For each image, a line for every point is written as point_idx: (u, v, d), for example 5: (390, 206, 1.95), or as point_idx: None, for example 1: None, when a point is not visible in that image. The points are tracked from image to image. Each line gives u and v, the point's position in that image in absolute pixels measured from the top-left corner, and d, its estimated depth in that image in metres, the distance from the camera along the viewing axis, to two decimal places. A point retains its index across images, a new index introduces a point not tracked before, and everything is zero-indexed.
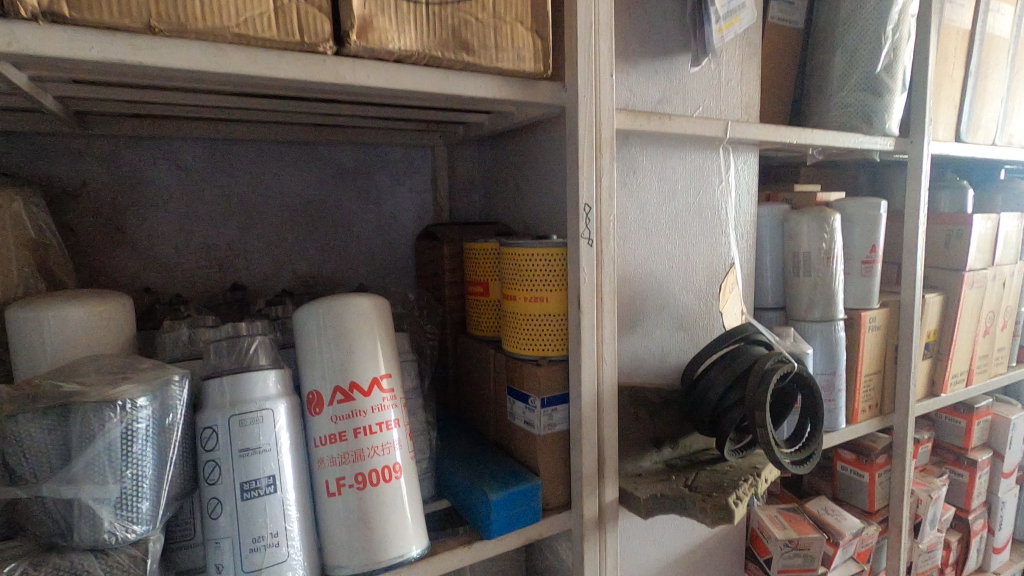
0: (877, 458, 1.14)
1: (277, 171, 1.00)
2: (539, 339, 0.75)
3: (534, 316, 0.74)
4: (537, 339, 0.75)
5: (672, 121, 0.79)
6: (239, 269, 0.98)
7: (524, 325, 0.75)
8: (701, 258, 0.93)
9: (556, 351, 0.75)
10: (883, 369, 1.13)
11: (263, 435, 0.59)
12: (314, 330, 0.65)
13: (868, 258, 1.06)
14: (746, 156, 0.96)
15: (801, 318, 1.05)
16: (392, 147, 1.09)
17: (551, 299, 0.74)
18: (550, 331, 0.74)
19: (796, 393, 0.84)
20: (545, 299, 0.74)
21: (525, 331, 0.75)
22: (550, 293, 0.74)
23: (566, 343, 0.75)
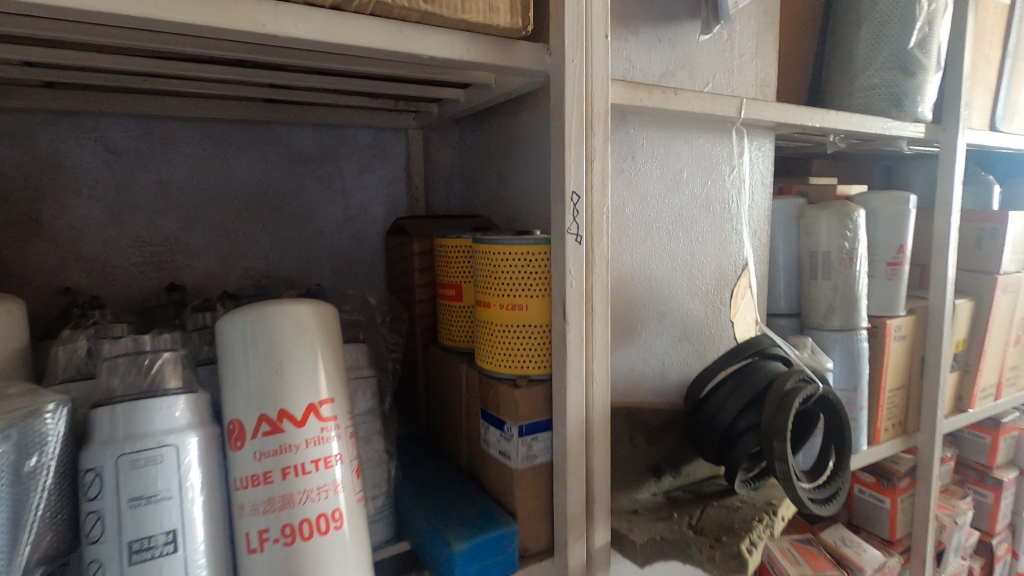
0: (899, 483, 1.03)
1: (225, 154, 0.87)
2: (517, 354, 0.63)
3: (512, 327, 0.63)
4: (515, 355, 0.63)
5: (677, 96, 0.67)
6: (179, 268, 0.85)
7: (500, 337, 0.63)
8: (708, 258, 0.81)
9: (537, 369, 0.63)
10: (908, 383, 1.01)
11: (161, 480, 0.47)
12: (238, 346, 0.53)
13: (895, 259, 0.94)
14: (760, 141, 0.84)
15: (819, 326, 0.94)
16: (359, 130, 0.96)
17: (532, 306, 0.62)
18: (532, 345, 0.63)
19: (818, 416, 0.72)
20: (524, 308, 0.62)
21: (502, 345, 0.63)
22: (532, 299, 0.62)
23: (550, 360, 0.63)
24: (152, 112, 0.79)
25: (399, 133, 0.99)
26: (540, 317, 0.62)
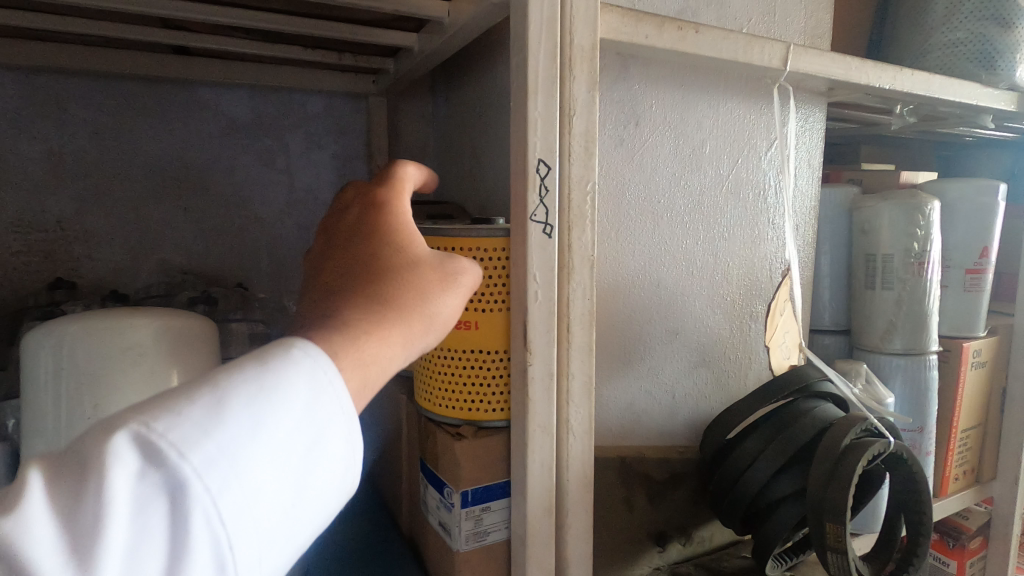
0: (970, 544, 0.84)
1: (134, 119, 0.71)
2: (463, 389, 0.46)
3: (458, 352, 0.45)
4: (463, 390, 0.46)
5: (698, 35, 0.49)
6: (76, 259, 0.69)
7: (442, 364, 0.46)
8: (736, 259, 0.62)
9: (487, 412, 0.46)
10: (987, 421, 0.81)
11: None
12: (47, 372, 0.38)
13: (977, 265, 0.74)
14: (807, 108, 0.64)
15: (874, 349, 0.74)
16: (309, 95, 0.79)
17: (485, 324, 0.44)
18: (484, 377, 0.45)
19: (883, 477, 0.53)
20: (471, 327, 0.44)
21: (446, 374, 0.46)
22: (485, 313, 0.44)
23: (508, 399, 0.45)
24: (34, 64, 0.63)
25: (360, 100, 0.82)
26: (496, 339, 0.44)
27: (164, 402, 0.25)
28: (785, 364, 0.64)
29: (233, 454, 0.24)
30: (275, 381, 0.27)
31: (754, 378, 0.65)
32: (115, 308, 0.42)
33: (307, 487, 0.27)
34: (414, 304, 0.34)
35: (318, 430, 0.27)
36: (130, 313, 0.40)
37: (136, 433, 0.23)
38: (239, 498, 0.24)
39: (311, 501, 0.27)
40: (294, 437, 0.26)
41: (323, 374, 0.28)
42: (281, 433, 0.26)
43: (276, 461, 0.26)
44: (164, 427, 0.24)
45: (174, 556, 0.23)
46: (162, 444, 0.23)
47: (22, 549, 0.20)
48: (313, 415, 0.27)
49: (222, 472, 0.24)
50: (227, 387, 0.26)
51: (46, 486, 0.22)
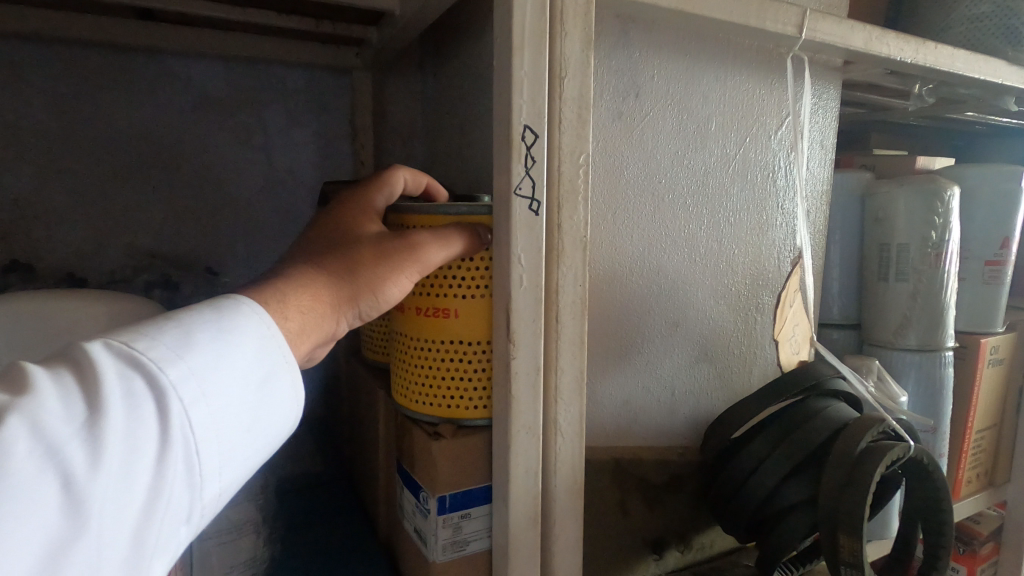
0: (982, 549, 0.80)
1: (95, 90, 0.66)
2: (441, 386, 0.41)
3: (430, 342, 0.41)
4: (436, 384, 0.41)
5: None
6: (34, 239, 0.65)
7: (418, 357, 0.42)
8: (744, 246, 0.57)
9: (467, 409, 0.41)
10: (1002, 421, 0.77)
11: None
12: None
13: (997, 257, 0.70)
14: (821, 83, 0.60)
15: (886, 344, 0.70)
16: (288, 69, 0.74)
17: (461, 312, 0.40)
18: (460, 369, 0.40)
19: (899, 481, 0.49)
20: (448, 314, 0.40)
21: (419, 367, 0.42)
22: (456, 299, 0.40)
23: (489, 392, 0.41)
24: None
25: (343, 75, 0.77)
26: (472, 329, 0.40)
27: (135, 329, 0.27)
28: (796, 361, 0.57)
29: (206, 375, 0.26)
30: (234, 321, 0.29)
31: (759, 374, 0.60)
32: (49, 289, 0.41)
33: (264, 416, 0.29)
34: (356, 277, 0.35)
35: (274, 368, 0.29)
36: (59, 294, 0.40)
37: (115, 348, 0.25)
38: (210, 411, 0.26)
39: (264, 432, 0.29)
40: (251, 372, 0.28)
41: (268, 324, 0.30)
42: (242, 364, 0.28)
43: (240, 385, 0.28)
44: (144, 346, 0.26)
45: (163, 450, 0.24)
46: (143, 357, 0.25)
47: (33, 421, 0.22)
48: (266, 358, 0.29)
49: (197, 385, 0.26)
50: (190, 324, 0.28)
51: (33, 379, 0.24)
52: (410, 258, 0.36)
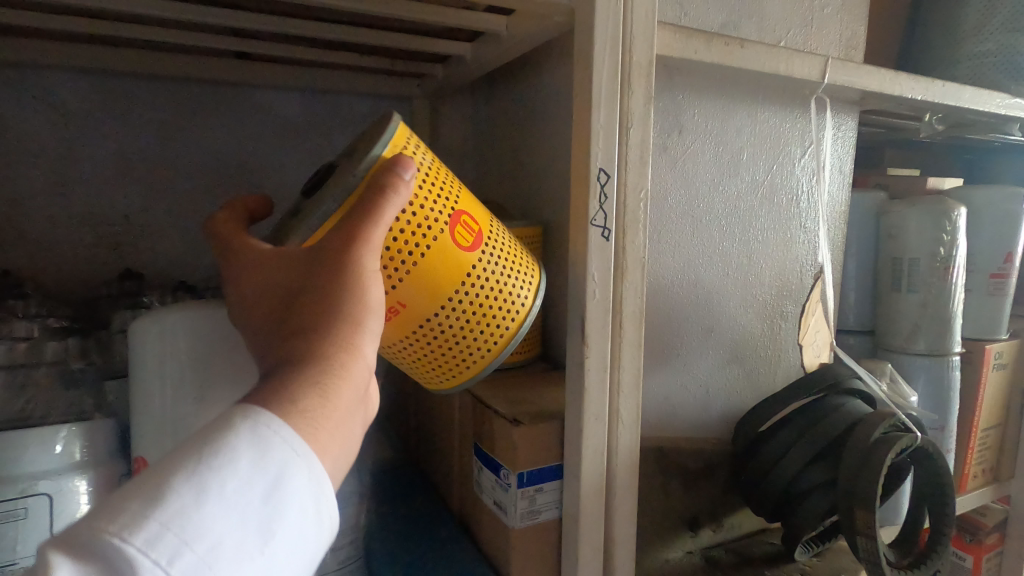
0: (987, 539, 0.86)
1: (195, 119, 0.74)
2: (454, 350, 0.44)
3: (410, 333, 0.43)
4: (443, 365, 0.45)
5: (744, 49, 0.52)
6: (139, 251, 0.73)
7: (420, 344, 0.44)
8: (770, 262, 0.65)
9: (488, 351, 0.45)
10: (1005, 422, 0.83)
11: (23, 542, 0.36)
12: (150, 360, 0.41)
13: (1001, 270, 0.76)
14: (841, 117, 0.67)
15: (898, 349, 0.77)
16: (357, 98, 0.82)
17: (403, 299, 0.40)
18: (453, 346, 0.44)
19: (907, 469, 0.56)
20: (413, 294, 0.41)
21: (417, 365, 0.45)
22: (399, 288, 0.40)
23: (492, 320, 0.44)
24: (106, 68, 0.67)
25: (405, 103, 0.85)
26: (431, 309, 0.42)
27: (108, 499, 0.24)
28: (817, 361, 0.69)
29: (186, 524, 0.24)
30: (209, 454, 0.26)
31: (783, 375, 0.68)
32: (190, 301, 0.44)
33: (284, 521, 0.27)
34: (325, 325, 0.32)
35: (277, 472, 0.27)
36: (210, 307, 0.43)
37: (75, 537, 0.23)
38: (213, 550, 0.24)
39: (288, 542, 0.27)
40: (257, 473, 0.26)
41: (265, 429, 0.27)
42: (232, 489, 0.25)
43: (238, 510, 0.25)
44: (108, 523, 0.23)
45: None
46: (106, 536, 0.23)
47: None
48: (260, 470, 0.26)
49: (179, 541, 0.23)
50: (159, 478, 0.25)
51: None
52: (354, 248, 0.33)
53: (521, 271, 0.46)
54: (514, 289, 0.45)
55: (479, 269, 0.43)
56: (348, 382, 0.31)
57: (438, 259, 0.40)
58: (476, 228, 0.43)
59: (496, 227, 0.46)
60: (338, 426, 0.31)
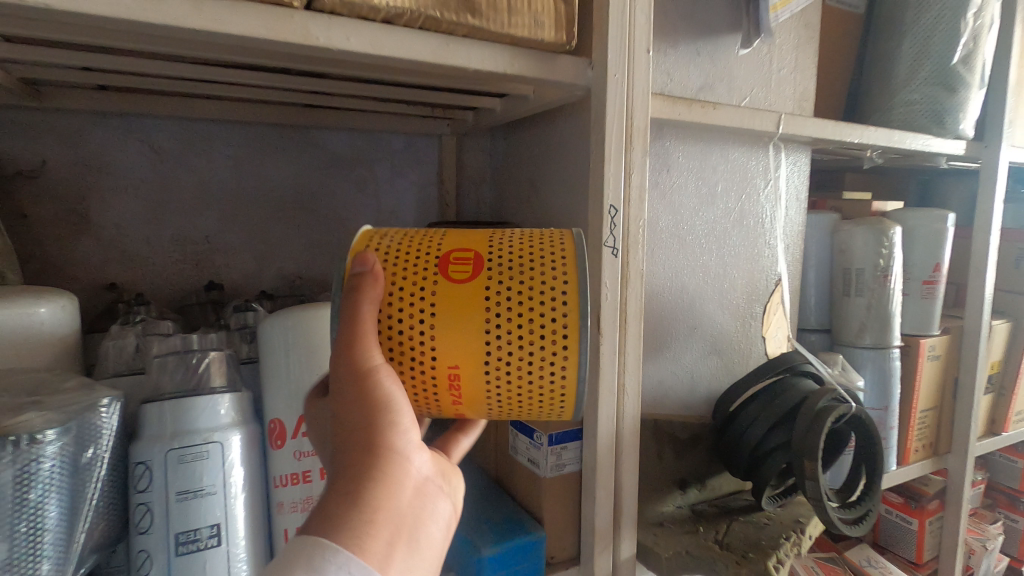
0: (928, 504, 1.03)
1: (262, 155, 0.87)
2: (531, 368, 0.44)
3: (486, 380, 0.44)
4: (546, 390, 0.45)
5: (716, 111, 0.68)
6: (216, 266, 0.86)
7: (509, 381, 0.44)
8: (741, 272, 0.80)
9: (562, 347, 0.44)
10: (941, 404, 0.99)
11: (207, 475, 0.49)
12: (279, 349, 0.55)
13: (931, 278, 0.93)
14: (796, 155, 0.83)
15: (849, 343, 0.93)
16: (395, 135, 0.97)
17: (448, 357, 0.43)
18: (532, 370, 0.44)
19: (849, 434, 0.72)
20: (457, 345, 0.43)
21: (530, 409, 0.46)
22: (437, 351, 0.43)
23: (543, 308, 0.43)
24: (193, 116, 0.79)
25: (433, 138, 1.00)
26: (478, 347, 0.43)
27: None
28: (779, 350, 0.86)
29: None
30: None
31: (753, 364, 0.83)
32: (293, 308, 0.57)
33: None
34: (353, 446, 0.40)
35: None
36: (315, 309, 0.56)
37: None
38: None
39: None
40: None
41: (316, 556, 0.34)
42: None
43: None
44: None
45: None
46: None
47: None
48: None
49: None
50: None
51: None
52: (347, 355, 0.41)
53: (543, 250, 0.45)
54: (549, 278, 0.44)
55: (497, 276, 0.44)
56: (381, 480, 0.39)
57: (446, 300, 0.43)
58: (471, 251, 0.45)
59: (499, 236, 0.47)
60: (387, 523, 0.38)
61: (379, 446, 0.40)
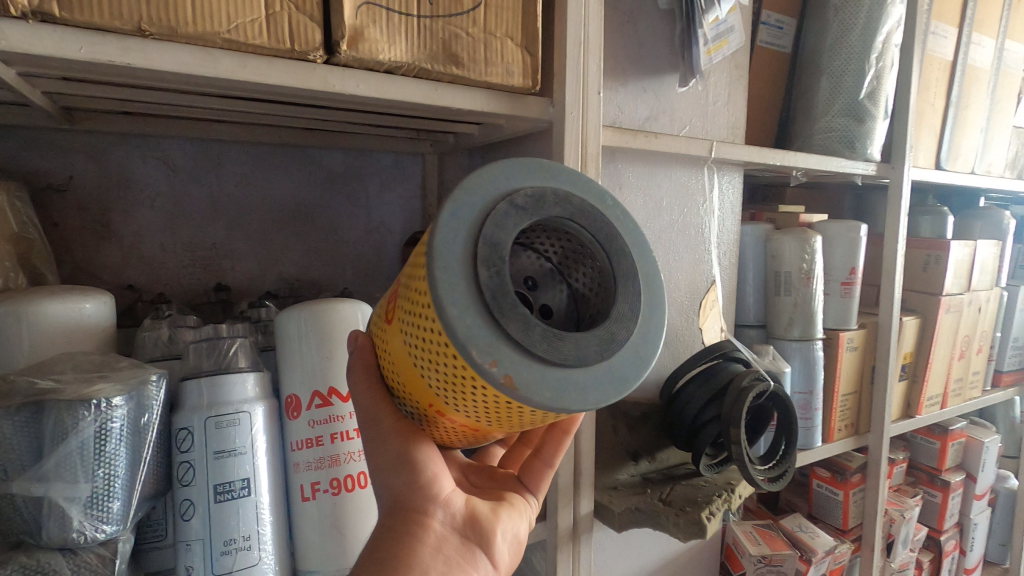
0: (851, 477, 1.18)
1: (265, 171, 0.98)
2: (460, 388, 0.39)
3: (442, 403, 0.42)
4: (497, 401, 0.39)
5: (658, 140, 0.82)
6: (223, 269, 0.96)
7: (467, 403, 0.40)
8: (684, 275, 0.94)
9: (460, 364, 0.38)
10: (860, 389, 1.15)
11: (238, 437, 0.59)
12: (295, 336, 0.65)
13: (848, 279, 1.08)
14: (730, 175, 0.98)
15: (780, 336, 1.07)
16: (383, 153, 1.08)
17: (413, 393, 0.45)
18: (467, 389, 0.39)
19: (775, 408, 0.85)
20: (415, 383, 0.44)
21: (525, 415, 0.40)
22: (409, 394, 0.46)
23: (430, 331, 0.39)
24: (206, 137, 0.89)
25: (418, 156, 1.12)
26: (420, 377, 0.42)
27: None
28: (716, 339, 1.00)
29: None
30: None
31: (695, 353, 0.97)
32: (305, 301, 0.67)
33: None
34: (390, 510, 0.51)
35: None
36: (324, 304, 0.67)
37: None
38: None
39: None
40: None
41: None
42: None
43: None
44: None
45: None
46: None
47: None
48: None
49: None
50: None
51: None
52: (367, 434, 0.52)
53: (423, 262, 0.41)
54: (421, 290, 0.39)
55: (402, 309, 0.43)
56: (406, 540, 0.49)
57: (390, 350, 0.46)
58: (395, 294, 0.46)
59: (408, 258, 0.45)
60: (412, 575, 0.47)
61: (409, 510, 0.51)
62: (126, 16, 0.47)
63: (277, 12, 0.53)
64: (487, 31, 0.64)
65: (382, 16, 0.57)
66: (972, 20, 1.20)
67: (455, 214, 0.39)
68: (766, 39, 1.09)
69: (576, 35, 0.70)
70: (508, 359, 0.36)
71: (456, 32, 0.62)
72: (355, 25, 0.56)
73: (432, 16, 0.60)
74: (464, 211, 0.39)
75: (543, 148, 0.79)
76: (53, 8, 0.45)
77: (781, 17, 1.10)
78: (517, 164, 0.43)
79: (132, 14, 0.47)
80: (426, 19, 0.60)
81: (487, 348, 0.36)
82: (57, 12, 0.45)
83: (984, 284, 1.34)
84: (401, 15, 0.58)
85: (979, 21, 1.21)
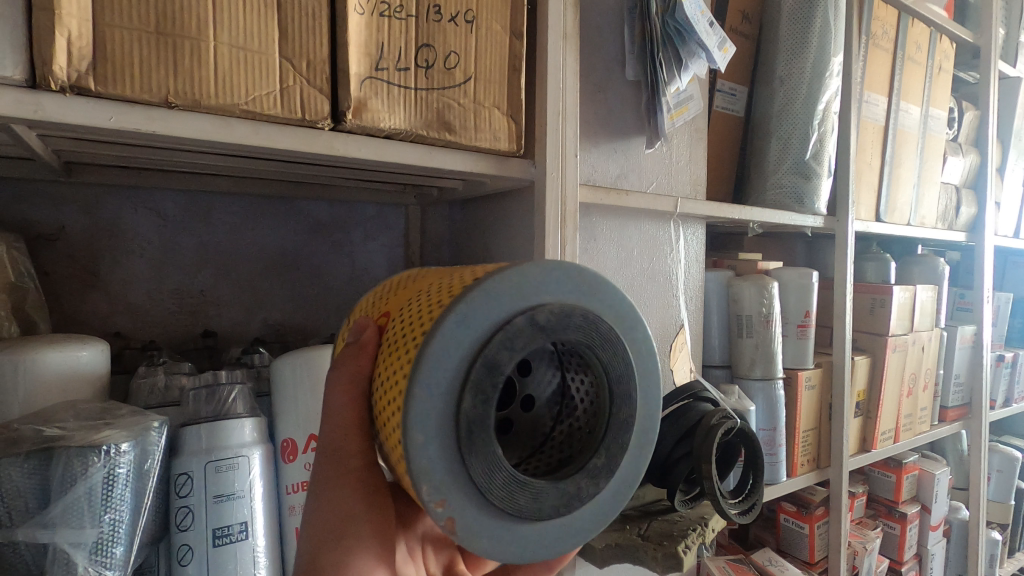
0: (815, 511, 1.24)
1: (255, 221, 1.01)
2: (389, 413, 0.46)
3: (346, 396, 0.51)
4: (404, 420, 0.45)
5: (627, 196, 0.90)
6: (209, 316, 0.98)
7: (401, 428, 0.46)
8: (654, 319, 1.00)
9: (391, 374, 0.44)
10: (818, 425, 1.23)
11: (237, 481, 0.61)
12: (291, 381, 0.68)
13: (803, 322, 1.17)
14: (693, 227, 1.07)
15: (744, 375, 1.13)
16: (368, 204, 1.13)
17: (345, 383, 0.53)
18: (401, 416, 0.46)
19: (751, 438, 0.88)
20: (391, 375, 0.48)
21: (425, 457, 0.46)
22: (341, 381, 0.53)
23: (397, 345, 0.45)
24: (199, 188, 0.93)
25: (401, 207, 1.17)
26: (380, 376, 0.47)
27: None
28: (686, 378, 1.06)
29: None
30: None
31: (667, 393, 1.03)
32: (299, 348, 0.70)
33: None
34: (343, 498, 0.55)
35: None
36: (316, 350, 0.70)
37: None
38: None
39: None
40: None
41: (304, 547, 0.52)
42: None
43: None
44: None
45: None
46: None
47: None
48: None
49: None
50: None
51: None
52: None
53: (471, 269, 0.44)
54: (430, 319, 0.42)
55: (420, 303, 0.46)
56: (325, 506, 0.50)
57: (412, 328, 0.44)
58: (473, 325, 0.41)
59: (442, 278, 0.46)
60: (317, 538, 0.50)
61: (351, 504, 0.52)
62: (154, 89, 0.51)
63: (290, 86, 0.58)
64: (477, 101, 0.70)
65: (383, 89, 0.64)
66: (899, 90, 1.35)
67: (463, 326, 0.39)
68: (722, 104, 1.21)
69: (556, 105, 0.78)
70: (457, 502, 0.40)
71: (449, 103, 0.68)
72: (360, 97, 0.62)
73: (427, 88, 0.67)
74: (484, 322, 0.39)
75: (522, 204, 0.85)
76: (88, 82, 0.49)
77: (734, 85, 1.22)
78: (549, 270, 0.41)
79: (160, 87, 0.52)
80: (422, 92, 0.66)
81: (437, 491, 0.39)
82: (92, 86, 0.49)
83: (926, 325, 1.46)
84: (400, 88, 0.65)
85: (905, 92, 1.37)
